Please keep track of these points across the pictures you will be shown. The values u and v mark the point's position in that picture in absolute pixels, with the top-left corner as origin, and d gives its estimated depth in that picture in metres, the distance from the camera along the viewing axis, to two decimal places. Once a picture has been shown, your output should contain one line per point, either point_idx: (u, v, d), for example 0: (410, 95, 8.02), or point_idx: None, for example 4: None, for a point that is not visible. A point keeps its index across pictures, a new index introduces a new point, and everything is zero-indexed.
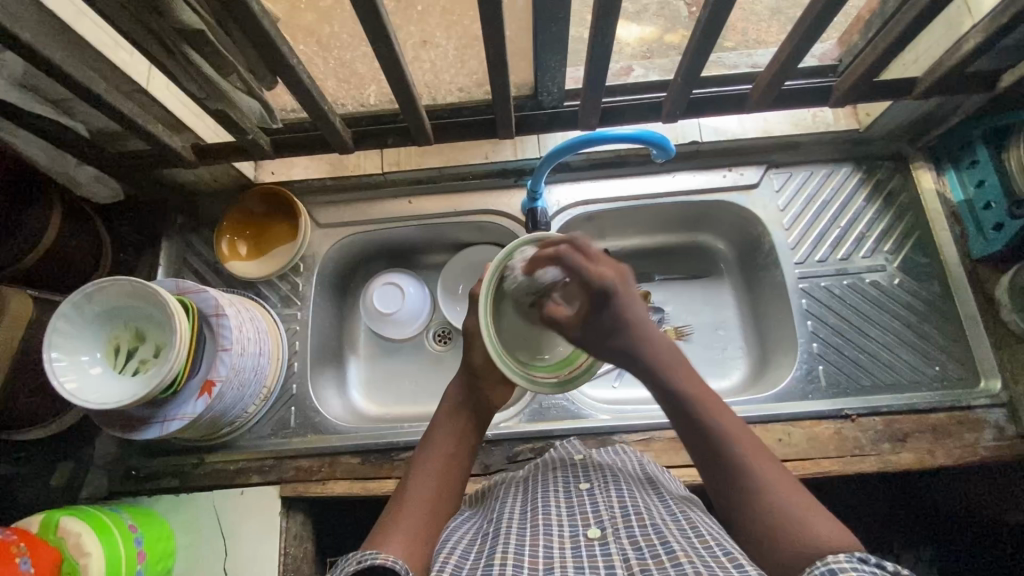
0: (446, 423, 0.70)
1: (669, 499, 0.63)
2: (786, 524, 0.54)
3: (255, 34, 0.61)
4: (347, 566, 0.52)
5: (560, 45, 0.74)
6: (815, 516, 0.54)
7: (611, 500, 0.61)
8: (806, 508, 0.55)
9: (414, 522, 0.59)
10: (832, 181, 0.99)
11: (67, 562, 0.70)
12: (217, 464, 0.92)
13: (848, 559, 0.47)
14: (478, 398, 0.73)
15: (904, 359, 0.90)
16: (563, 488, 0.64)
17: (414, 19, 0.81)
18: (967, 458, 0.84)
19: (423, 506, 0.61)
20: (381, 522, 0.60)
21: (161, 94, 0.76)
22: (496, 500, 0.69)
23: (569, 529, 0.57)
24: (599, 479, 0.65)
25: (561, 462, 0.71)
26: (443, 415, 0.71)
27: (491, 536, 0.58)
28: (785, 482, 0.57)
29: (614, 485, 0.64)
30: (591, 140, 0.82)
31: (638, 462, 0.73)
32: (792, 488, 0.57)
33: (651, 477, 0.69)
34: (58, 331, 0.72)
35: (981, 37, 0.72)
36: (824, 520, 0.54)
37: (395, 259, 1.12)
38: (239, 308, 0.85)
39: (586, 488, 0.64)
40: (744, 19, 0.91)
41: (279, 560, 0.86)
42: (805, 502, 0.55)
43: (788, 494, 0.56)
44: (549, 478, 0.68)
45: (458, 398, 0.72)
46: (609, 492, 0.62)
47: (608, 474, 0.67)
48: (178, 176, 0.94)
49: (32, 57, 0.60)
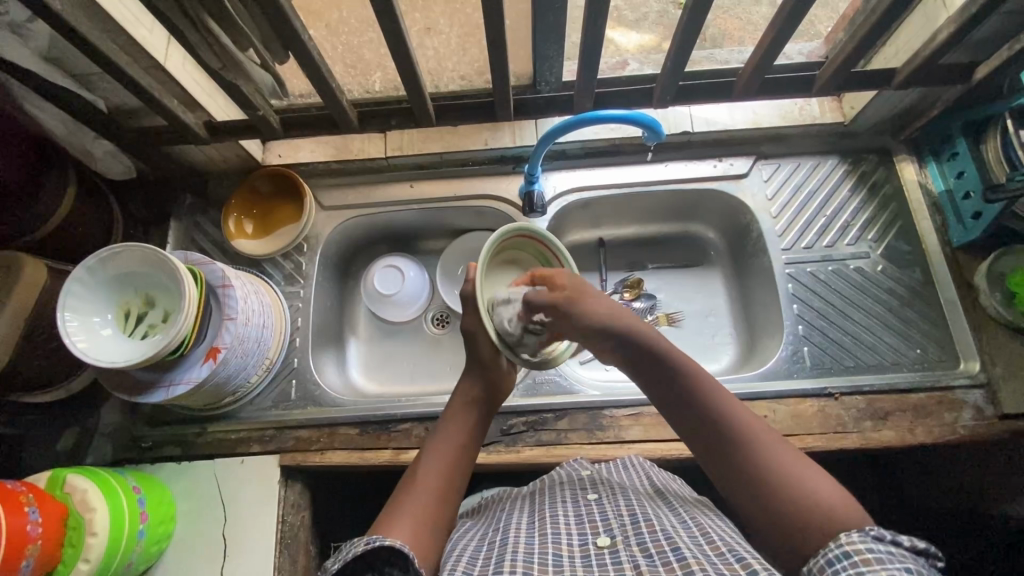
0: (456, 411, 0.71)
1: (677, 506, 0.66)
2: (797, 497, 0.54)
3: (270, 9, 0.65)
4: (353, 548, 0.55)
5: (557, 35, 0.78)
6: (820, 483, 0.55)
7: (619, 509, 0.64)
8: (810, 474, 0.56)
9: (420, 509, 0.60)
10: (818, 174, 1.03)
11: (73, 517, 0.73)
12: (219, 434, 0.94)
13: (862, 538, 0.48)
14: (494, 388, 0.74)
15: (885, 341, 0.93)
16: (572, 500, 0.68)
17: (419, 6, 0.92)
18: (947, 436, 0.87)
19: (430, 492, 0.62)
20: (387, 508, 0.61)
21: (177, 72, 0.80)
22: (502, 510, 0.72)
23: (579, 538, 0.60)
24: (607, 490, 0.69)
25: (569, 478, 0.75)
26: (459, 404, 0.71)
27: (502, 543, 0.60)
28: (784, 453, 0.58)
29: (622, 497, 0.67)
30: (585, 121, 0.86)
31: (644, 475, 0.76)
32: (792, 457, 0.58)
33: (659, 489, 0.72)
34: (71, 293, 0.75)
35: (952, 29, 0.76)
36: (827, 486, 0.55)
37: (396, 244, 1.15)
38: (245, 283, 0.88)
39: (593, 499, 0.67)
40: (740, 27, 1.02)
41: (277, 528, 0.88)
42: (808, 469, 0.56)
43: (789, 463, 0.57)
44: (557, 492, 0.71)
45: (471, 386, 0.73)
46: (617, 504, 0.65)
47: (617, 489, 0.70)
48: (190, 156, 0.98)
49: (59, 25, 0.64)
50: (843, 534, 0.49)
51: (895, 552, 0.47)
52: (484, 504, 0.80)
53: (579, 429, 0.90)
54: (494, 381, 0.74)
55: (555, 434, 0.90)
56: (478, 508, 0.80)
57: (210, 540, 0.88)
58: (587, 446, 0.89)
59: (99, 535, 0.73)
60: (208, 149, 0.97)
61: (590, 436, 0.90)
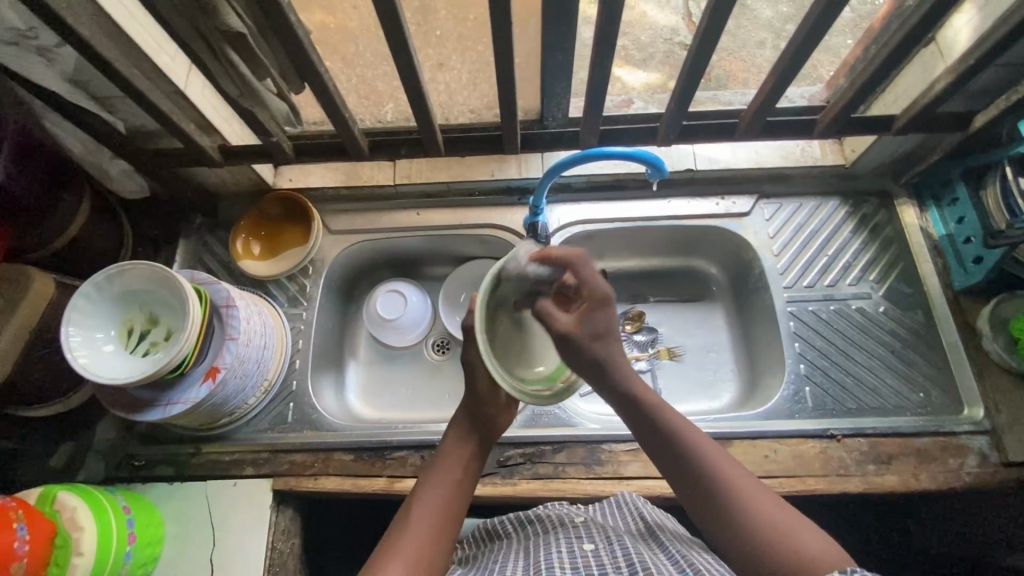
0: (450, 448, 0.70)
1: (671, 550, 0.65)
2: (780, 545, 0.54)
3: (290, 43, 0.68)
4: None
5: (564, 73, 0.80)
6: (805, 532, 0.55)
7: (617, 560, 0.63)
8: (789, 520, 0.56)
9: (413, 550, 0.59)
10: (820, 214, 1.04)
11: (61, 536, 0.72)
12: (213, 455, 0.93)
13: None
14: (483, 422, 0.73)
15: (888, 383, 0.93)
16: (567, 549, 0.66)
17: (432, 43, 0.98)
18: (951, 483, 0.85)
19: (426, 529, 0.61)
20: (378, 552, 0.60)
21: (197, 98, 0.83)
22: (493, 560, 0.69)
23: None
24: (602, 538, 0.68)
25: (561, 522, 0.74)
26: (450, 438, 0.72)
27: None
28: (765, 497, 0.59)
29: (618, 545, 0.66)
30: (590, 156, 0.87)
31: (636, 513, 0.76)
32: (779, 506, 0.58)
33: (652, 529, 0.71)
34: (75, 308, 0.76)
35: (949, 78, 0.78)
36: (808, 531, 0.56)
37: (401, 270, 1.16)
38: (248, 303, 0.89)
39: (590, 549, 0.66)
40: (744, 70, 1.06)
41: (266, 554, 0.86)
42: (791, 515, 0.57)
43: (774, 508, 0.58)
44: (551, 540, 0.70)
45: (464, 424, 0.73)
46: (614, 552, 0.64)
47: (612, 536, 0.69)
48: (202, 178, 1.00)
49: (87, 51, 0.66)
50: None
51: None
52: (472, 552, 0.78)
53: (577, 463, 0.89)
54: (480, 412, 0.74)
55: (552, 467, 0.89)
56: (467, 555, 0.78)
57: (196, 565, 0.86)
58: (584, 481, 0.88)
59: (85, 556, 0.72)
60: (221, 172, 0.99)
61: (588, 471, 0.89)
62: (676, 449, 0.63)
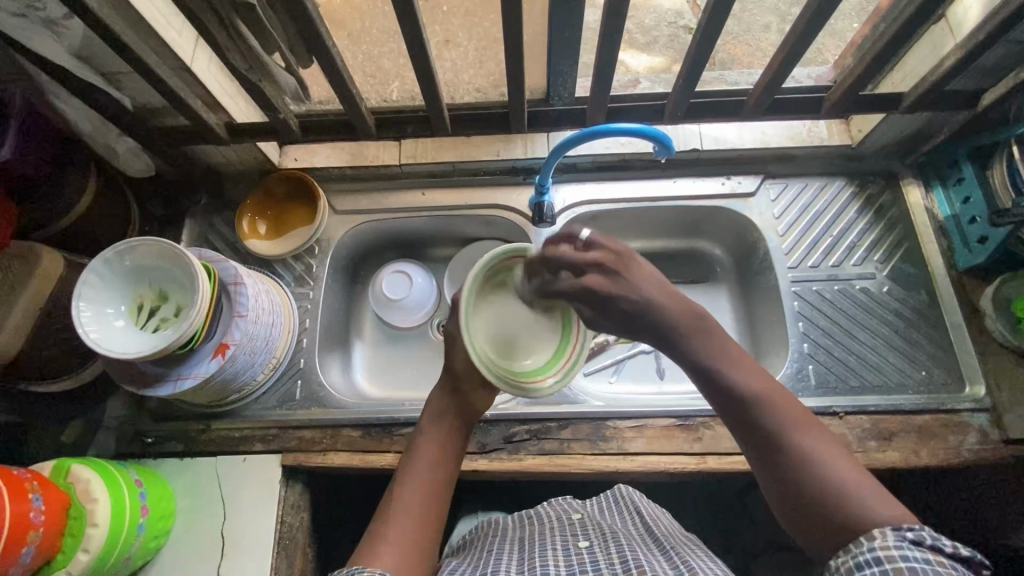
0: (428, 428, 0.71)
1: (668, 548, 0.66)
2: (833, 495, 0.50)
3: (297, 16, 0.67)
4: None
5: (571, 49, 0.79)
6: (863, 483, 0.51)
7: (611, 557, 0.63)
8: (847, 469, 0.52)
9: (400, 535, 0.60)
10: (826, 194, 1.04)
11: (75, 507, 0.73)
12: (224, 431, 0.94)
13: (895, 541, 0.46)
14: (461, 400, 0.73)
15: (891, 362, 0.94)
16: (562, 547, 0.67)
17: (439, 19, 0.98)
18: (951, 459, 0.87)
19: (412, 513, 0.63)
20: (367, 540, 0.61)
21: (203, 73, 0.83)
22: (488, 551, 0.71)
23: None
24: (597, 537, 0.69)
25: (560, 521, 0.75)
26: (426, 417, 0.72)
27: None
28: (824, 440, 0.54)
29: (614, 543, 0.66)
30: (597, 132, 0.87)
31: (635, 514, 0.77)
32: (838, 450, 0.54)
33: (650, 531, 0.72)
34: (87, 283, 0.77)
35: (958, 55, 0.78)
36: (866, 481, 0.51)
37: (406, 251, 1.17)
38: (257, 281, 0.89)
39: (584, 547, 0.67)
40: (750, 53, 1.06)
41: (276, 529, 0.88)
42: (848, 460, 0.53)
43: (832, 452, 0.53)
44: (547, 538, 0.70)
45: (443, 401, 0.73)
46: (608, 550, 0.65)
47: (608, 534, 0.70)
48: (209, 156, 1.00)
49: (95, 23, 0.66)
50: (877, 533, 0.47)
51: (933, 560, 0.44)
52: (467, 543, 0.79)
53: (582, 439, 0.90)
54: (463, 396, 0.73)
55: (558, 444, 0.90)
56: (459, 549, 0.79)
57: (205, 543, 0.87)
58: (590, 456, 0.89)
59: (99, 526, 0.73)
60: (227, 150, 0.99)
61: (592, 447, 0.90)
62: (729, 391, 0.57)
